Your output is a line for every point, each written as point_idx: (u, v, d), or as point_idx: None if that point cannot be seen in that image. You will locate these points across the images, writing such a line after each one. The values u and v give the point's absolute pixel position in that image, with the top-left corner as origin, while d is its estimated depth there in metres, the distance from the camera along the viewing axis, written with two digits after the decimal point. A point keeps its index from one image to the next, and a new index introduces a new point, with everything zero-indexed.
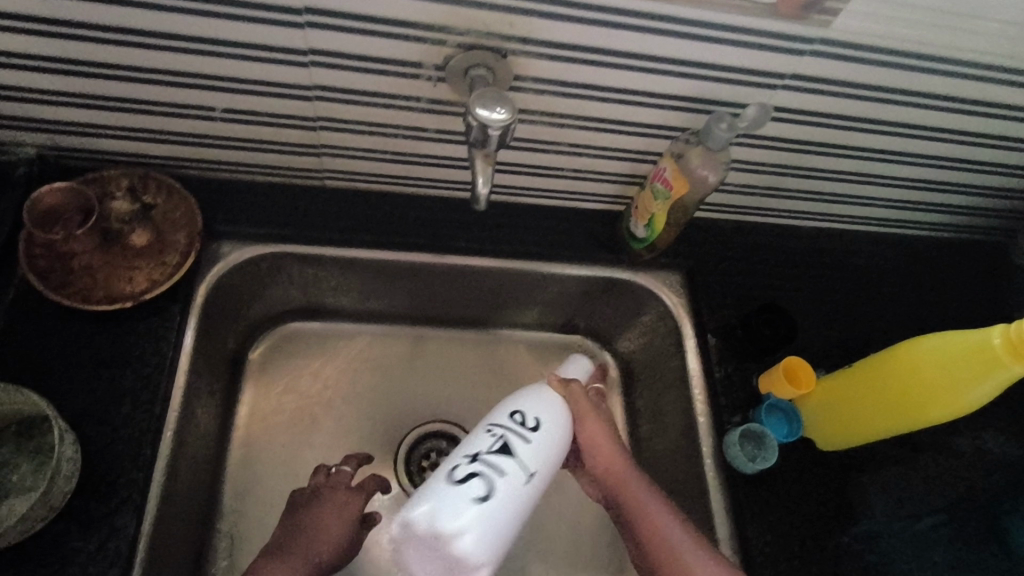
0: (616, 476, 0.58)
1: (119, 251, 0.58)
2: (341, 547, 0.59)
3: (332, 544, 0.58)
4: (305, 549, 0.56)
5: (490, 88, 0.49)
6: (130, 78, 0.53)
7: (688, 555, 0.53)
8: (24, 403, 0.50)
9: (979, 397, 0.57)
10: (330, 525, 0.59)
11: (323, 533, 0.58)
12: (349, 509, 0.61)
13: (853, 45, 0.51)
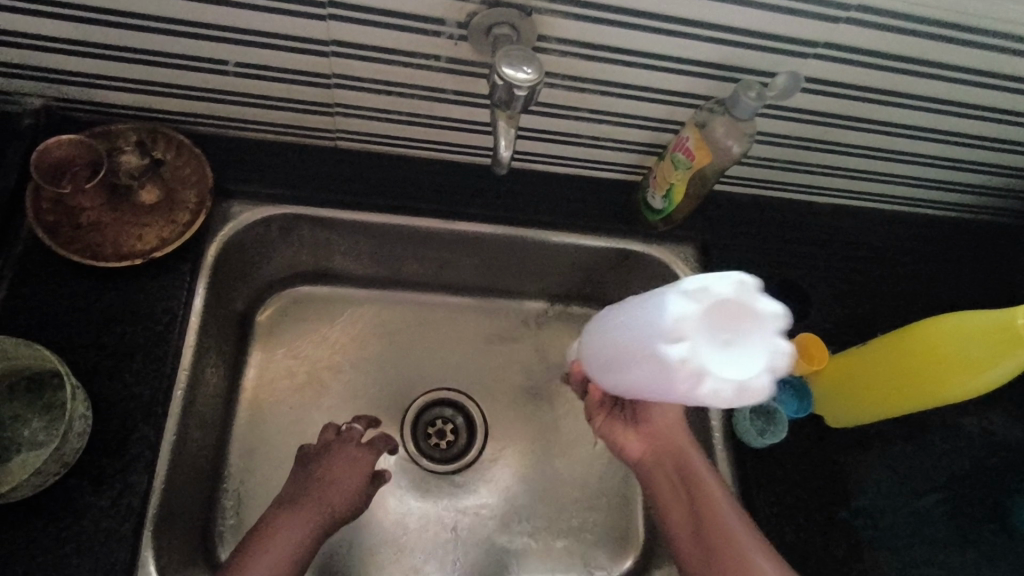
0: (674, 442, 0.58)
1: (129, 207, 0.57)
2: (353, 500, 0.60)
3: (343, 499, 0.59)
4: (315, 505, 0.57)
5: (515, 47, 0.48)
6: (141, 27, 0.51)
7: (742, 541, 0.51)
8: (36, 358, 0.49)
9: (996, 376, 0.56)
10: (339, 481, 0.59)
11: (333, 488, 0.59)
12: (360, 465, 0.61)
13: (891, 13, 0.49)
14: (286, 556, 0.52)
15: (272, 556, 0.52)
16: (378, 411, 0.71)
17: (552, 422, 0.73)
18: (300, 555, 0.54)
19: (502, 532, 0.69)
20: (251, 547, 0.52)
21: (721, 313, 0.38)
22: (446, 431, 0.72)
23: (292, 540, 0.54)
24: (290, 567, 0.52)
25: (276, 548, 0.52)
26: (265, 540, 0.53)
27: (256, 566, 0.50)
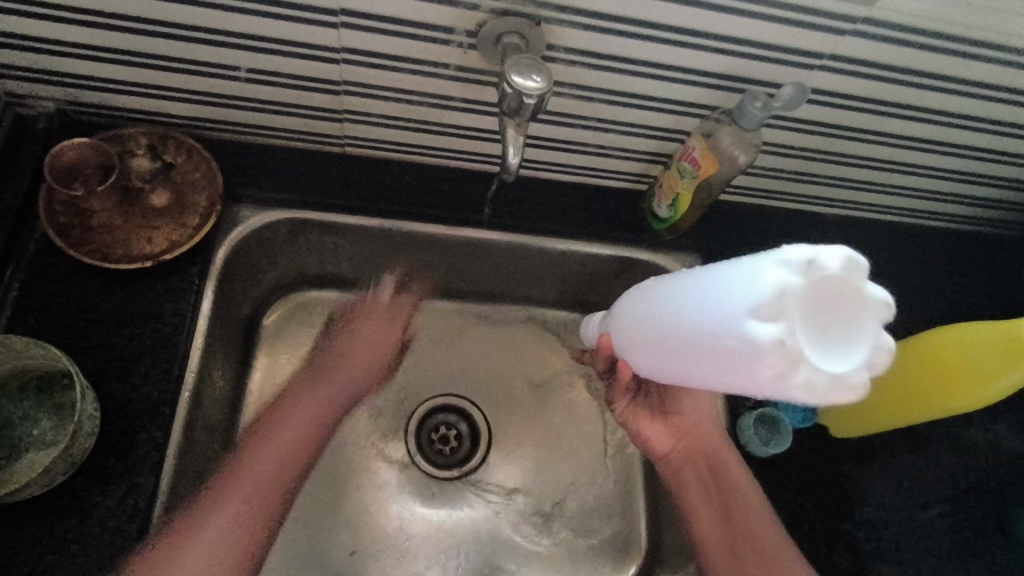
0: (703, 439, 0.59)
1: (140, 210, 0.58)
2: (364, 380, 0.64)
3: (350, 392, 0.63)
4: (323, 389, 0.62)
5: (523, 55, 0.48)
6: (155, 33, 0.52)
7: (773, 545, 0.54)
8: (47, 358, 0.49)
9: (979, 399, 0.57)
10: (347, 370, 0.64)
11: (342, 374, 0.63)
12: (372, 349, 0.65)
13: (898, 25, 0.50)
14: (300, 434, 0.57)
15: (282, 436, 0.57)
16: (383, 416, 0.72)
17: (556, 429, 0.73)
18: (311, 437, 0.58)
19: (505, 538, 0.69)
20: (264, 429, 0.57)
21: (823, 293, 0.35)
22: (450, 437, 0.72)
23: (300, 419, 0.59)
24: (299, 447, 0.57)
25: (290, 429, 0.57)
26: (278, 422, 0.58)
27: (267, 443, 0.56)
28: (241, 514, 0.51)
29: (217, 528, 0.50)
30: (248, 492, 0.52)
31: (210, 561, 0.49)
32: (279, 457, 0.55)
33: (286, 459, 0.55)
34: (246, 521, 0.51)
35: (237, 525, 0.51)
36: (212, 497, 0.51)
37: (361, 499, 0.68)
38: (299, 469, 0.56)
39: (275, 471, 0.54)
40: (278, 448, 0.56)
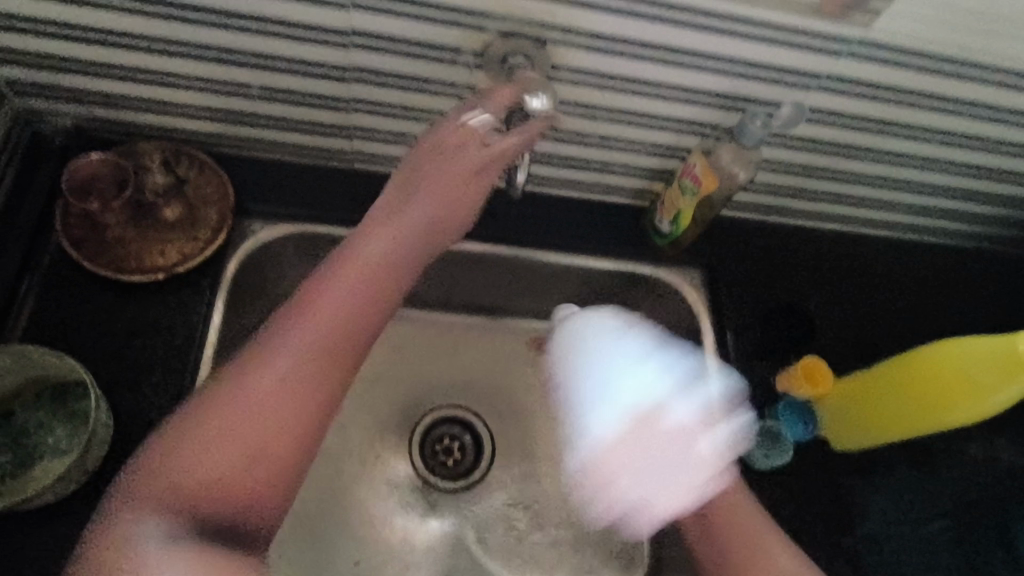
0: None
1: (153, 224, 0.59)
2: (454, 217, 0.51)
3: (421, 243, 0.49)
4: (389, 241, 0.48)
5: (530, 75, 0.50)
6: (173, 52, 0.54)
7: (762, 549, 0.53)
8: (62, 367, 0.51)
9: (979, 414, 0.58)
10: (430, 209, 0.50)
11: (422, 199, 0.50)
12: (466, 156, 0.50)
13: (893, 47, 0.51)
14: (365, 271, 0.47)
15: (343, 288, 0.46)
16: (387, 428, 0.72)
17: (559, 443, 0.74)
18: (375, 299, 0.47)
19: (509, 550, 0.69)
20: (324, 278, 0.46)
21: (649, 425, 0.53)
22: (453, 449, 0.73)
23: (368, 262, 0.47)
24: (375, 285, 0.47)
25: (336, 295, 0.45)
26: (358, 241, 0.48)
27: (326, 289, 0.45)
28: (292, 378, 0.43)
29: (271, 383, 0.42)
30: (299, 358, 0.43)
31: (263, 418, 0.41)
32: (332, 324, 0.45)
33: (354, 307, 0.46)
34: (301, 389, 0.43)
35: (286, 390, 0.42)
36: (263, 353, 0.43)
37: (365, 510, 0.68)
38: (369, 323, 0.46)
39: (341, 308, 0.45)
40: (337, 307, 0.45)
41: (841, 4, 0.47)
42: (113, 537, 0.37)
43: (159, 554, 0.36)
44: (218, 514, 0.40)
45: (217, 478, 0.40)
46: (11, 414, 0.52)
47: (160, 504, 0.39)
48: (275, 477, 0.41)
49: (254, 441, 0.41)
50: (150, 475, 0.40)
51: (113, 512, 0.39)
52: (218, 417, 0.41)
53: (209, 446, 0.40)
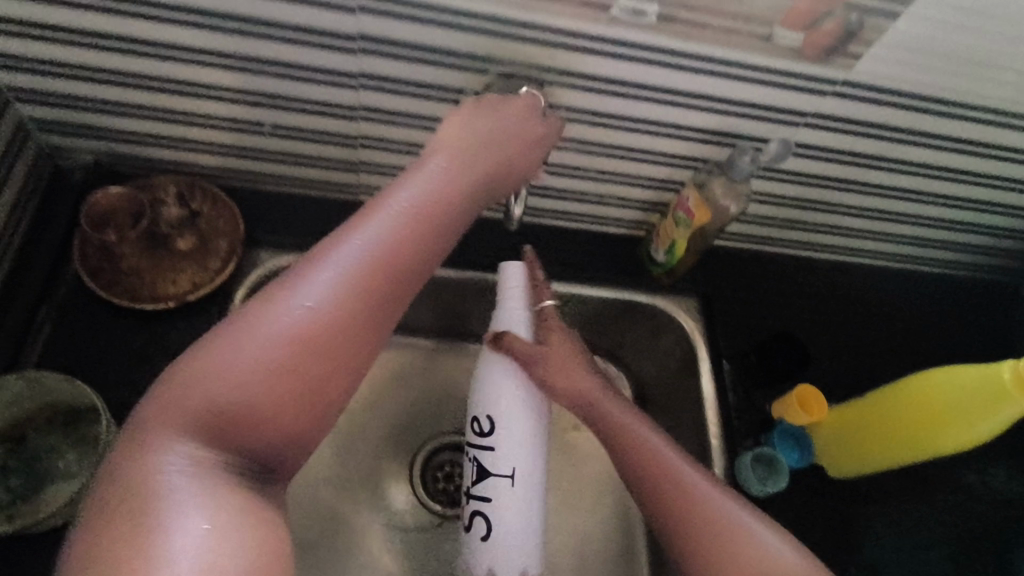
0: (656, 463, 0.52)
1: (166, 254, 0.61)
2: (496, 175, 0.52)
3: (469, 191, 0.50)
4: (441, 186, 0.48)
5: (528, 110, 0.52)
6: (188, 92, 0.56)
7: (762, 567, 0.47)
8: (74, 393, 0.52)
9: (969, 438, 0.59)
10: (480, 160, 0.50)
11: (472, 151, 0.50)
12: (506, 121, 0.51)
13: (874, 87, 0.54)
14: (418, 212, 0.46)
15: (396, 226, 0.45)
16: (389, 453, 0.74)
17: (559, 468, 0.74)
18: (426, 242, 0.46)
19: None
20: (376, 212, 0.45)
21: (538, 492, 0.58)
22: (454, 476, 0.73)
23: (422, 204, 0.47)
24: (429, 227, 0.47)
25: (390, 231, 0.45)
26: (410, 182, 0.48)
27: (381, 224, 0.45)
28: (341, 311, 0.42)
29: (322, 314, 0.42)
30: (350, 294, 0.43)
31: (309, 350, 0.41)
32: (385, 260, 0.44)
33: (407, 246, 0.45)
34: (348, 325, 0.42)
35: (346, 328, 0.43)
36: (313, 281, 0.42)
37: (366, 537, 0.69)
38: (418, 265, 0.46)
39: (394, 247, 0.45)
40: (389, 245, 0.45)
41: (822, 48, 0.50)
42: (146, 450, 0.37)
43: (198, 477, 0.36)
44: (252, 439, 0.40)
45: (255, 405, 0.40)
46: (24, 438, 0.53)
47: (197, 422, 0.38)
48: (307, 410, 0.42)
49: (307, 371, 0.41)
50: (185, 390, 0.39)
51: (144, 426, 0.38)
52: (262, 341, 0.40)
53: (252, 370, 0.40)
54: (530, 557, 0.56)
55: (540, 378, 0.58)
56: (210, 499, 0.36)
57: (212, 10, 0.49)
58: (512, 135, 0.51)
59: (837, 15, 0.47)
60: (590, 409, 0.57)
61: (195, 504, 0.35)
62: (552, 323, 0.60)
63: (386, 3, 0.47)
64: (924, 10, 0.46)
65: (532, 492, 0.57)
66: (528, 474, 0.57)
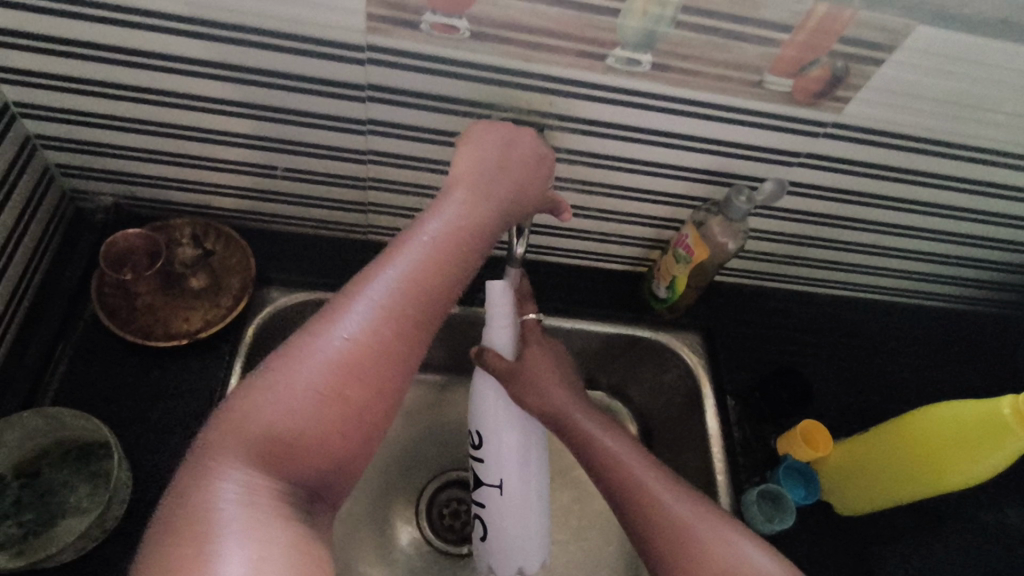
0: (643, 492, 0.49)
1: (180, 292, 0.63)
2: (521, 196, 0.51)
3: (498, 212, 0.49)
4: (471, 207, 0.48)
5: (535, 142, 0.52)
6: (206, 139, 0.59)
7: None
8: (88, 429, 0.54)
9: (974, 477, 0.59)
10: (505, 182, 0.50)
11: (495, 174, 0.50)
12: (519, 146, 0.51)
13: (864, 129, 0.56)
14: (451, 232, 0.45)
15: (432, 249, 0.44)
16: (394, 488, 0.74)
17: (566, 504, 0.74)
18: (460, 260, 0.45)
19: None
20: (412, 238, 0.44)
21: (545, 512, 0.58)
22: (461, 512, 0.73)
23: (455, 225, 0.46)
24: (462, 246, 0.46)
25: (425, 255, 0.44)
26: (442, 207, 0.47)
27: (414, 247, 0.44)
28: (382, 334, 0.41)
29: (362, 339, 0.40)
30: (388, 316, 0.41)
31: (352, 377, 0.39)
32: (421, 281, 0.43)
33: (442, 265, 0.44)
34: (389, 347, 0.41)
35: (389, 351, 0.41)
36: (351, 308, 0.41)
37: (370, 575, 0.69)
38: (454, 283, 0.45)
39: (428, 267, 0.43)
40: (423, 266, 0.43)
41: (811, 93, 0.52)
42: (202, 488, 0.36)
43: (251, 509, 0.35)
44: (303, 471, 0.39)
45: (303, 437, 0.38)
46: (38, 473, 0.54)
47: (249, 457, 0.37)
48: (355, 437, 0.40)
49: (356, 397, 0.40)
50: (235, 426, 0.38)
51: (201, 462, 0.38)
52: (306, 371, 0.39)
53: (299, 401, 0.38)
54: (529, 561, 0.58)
55: (517, 398, 0.56)
56: (258, 530, 0.34)
57: (231, 63, 0.51)
58: (527, 159, 0.52)
59: (823, 63, 0.49)
60: (564, 426, 0.56)
61: (240, 534, 0.34)
62: (531, 337, 0.60)
63: (394, 56, 0.50)
64: (908, 57, 0.49)
65: (528, 504, 0.57)
66: (518, 487, 0.56)
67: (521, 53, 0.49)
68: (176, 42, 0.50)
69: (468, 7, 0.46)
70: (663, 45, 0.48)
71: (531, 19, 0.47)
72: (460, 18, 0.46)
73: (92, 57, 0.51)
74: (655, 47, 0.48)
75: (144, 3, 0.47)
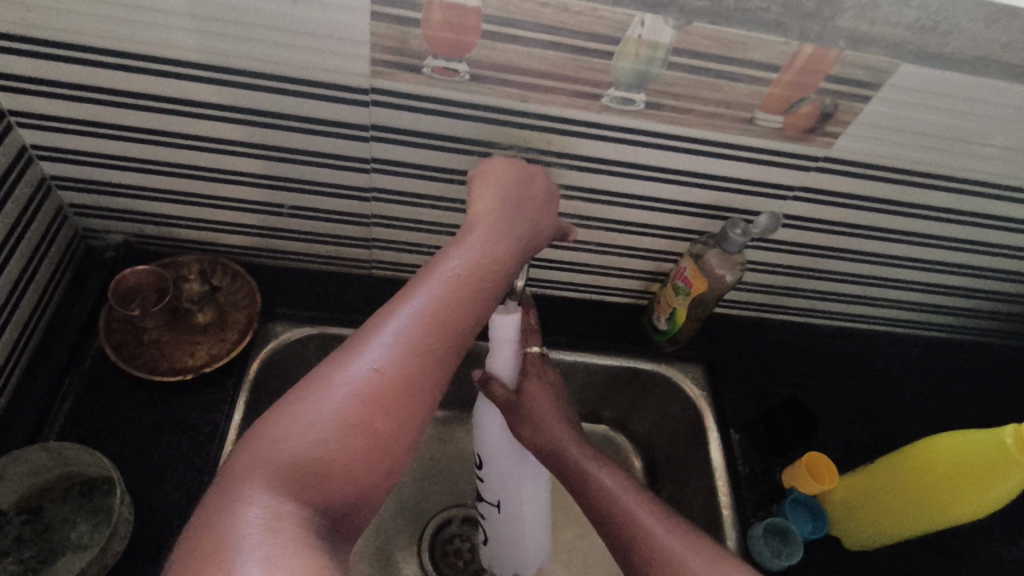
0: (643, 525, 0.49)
1: (186, 327, 0.64)
2: (537, 230, 0.52)
3: (519, 245, 0.49)
4: (494, 239, 0.48)
5: (536, 176, 0.54)
6: (216, 178, 0.61)
7: None
8: (91, 465, 0.54)
9: (980, 508, 0.58)
10: (523, 217, 0.51)
11: (513, 210, 0.51)
12: (532, 186, 0.53)
13: (855, 163, 0.57)
14: (474, 265, 0.45)
15: (456, 282, 0.44)
16: (396, 526, 0.73)
17: (570, 540, 0.74)
18: (484, 293, 0.45)
19: None
20: (435, 272, 0.45)
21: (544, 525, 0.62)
22: (462, 551, 0.72)
23: (480, 258, 0.46)
24: (485, 279, 0.46)
25: (449, 287, 0.44)
26: (465, 240, 0.47)
27: (438, 279, 0.44)
28: (408, 366, 0.41)
29: (387, 371, 0.40)
30: (412, 349, 0.41)
31: (378, 408, 0.39)
32: (446, 313, 0.43)
33: (466, 297, 0.44)
34: (413, 379, 0.41)
35: (414, 383, 0.41)
36: (375, 341, 0.41)
37: None
38: (478, 316, 0.45)
39: (454, 300, 0.43)
40: (449, 298, 0.43)
41: (801, 128, 0.53)
42: (229, 515, 0.35)
43: (279, 532, 0.34)
44: (328, 499, 0.38)
45: (329, 465, 0.38)
46: (39, 509, 0.54)
47: (274, 485, 0.36)
48: (380, 466, 0.40)
49: (380, 428, 0.39)
50: (260, 455, 0.37)
51: (225, 492, 0.36)
52: (332, 401, 0.39)
53: (326, 431, 0.38)
54: (530, 561, 0.64)
55: (514, 430, 0.57)
56: (287, 552, 0.33)
57: (242, 106, 0.53)
58: (538, 196, 0.54)
59: (812, 99, 0.51)
60: (560, 459, 0.56)
61: (264, 558, 0.32)
62: (532, 369, 0.59)
63: (397, 98, 0.52)
64: (894, 94, 0.50)
65: (527, 519, 0.60)
66: (517, 506, 0.59)
67: (520, 95, 0.51)
68: (189, 87, 0.52)
69: (468, 52, 0.48)
70: (656, 84, 0.50)
71: (529, 62, 0.48)
72: (460, 61, 0.48)
73: (110, 102, 0.54)
74: (647, 87, 0.50)
75: (160, 51, 0.49)
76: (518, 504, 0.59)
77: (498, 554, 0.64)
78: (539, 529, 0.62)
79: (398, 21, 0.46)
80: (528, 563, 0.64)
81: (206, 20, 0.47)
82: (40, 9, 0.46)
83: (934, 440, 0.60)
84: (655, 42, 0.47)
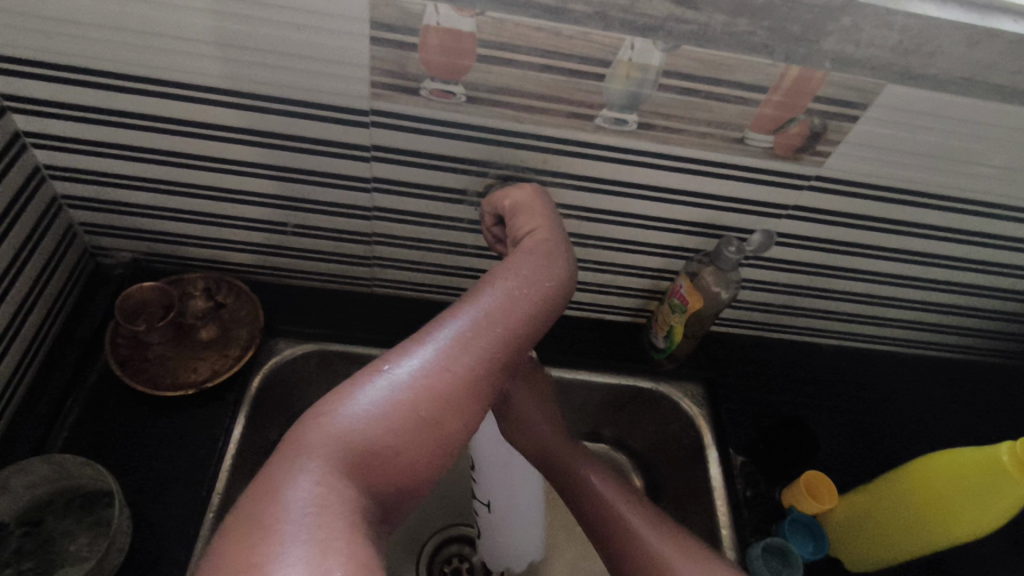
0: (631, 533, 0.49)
1: (190, 342, 0.66)
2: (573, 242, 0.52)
3: (571, 253, 0.49)
4: (552, 249, 0.48)
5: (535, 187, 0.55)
6: (222, 198, 0.63)
7: None
8: (92, 477, 0.55)
9: (986, 526, 0.57)
10: (563, 231, 0.51)
11: (551, 222, 0.51)
12: (552, 205, 0.54)
13: (847, 182, 0.58)
14: (540, 270, 0.45)
15: (524, 285, 0.43)
16: (394, 547, 0.73)
17: (570, 561, 0.73)
18: (552, 295, 0.44)
19: None
20: (502, 277, 0.44)
21: (534, 524, 0.65)
22: (462, 571, 0.72)
23: (545, 264, 0.46)
24: (552, 282, 0.45)
25: (517, 290, 0.43)
26: (524, 250, 0.47)
27: (505, 284, 0.43)
28: (476, 362, 0.38)
29: (458, 363, 0.38)
30: (482, 344, 0.39)
31: (445, 401, 0.37)
32: (516, 312, 0.42)
33: (534, 298, 0.43)
34: (480, 374, 0.38)
35: (482, 379, 0.38)
36: (443, 335, 0.39)
37: None
38: (543, 316, 0.43)
39: (523, 301, 0.43)
40: (513, 298, 0.42)
41: (791, 148, 0.54)
42: (281, 497, 0.31)
43: (332, 514, 0.31)
44: (383, 487, 0.35)
45: (387, 454, 0.35)
46: (40, 521, 0.55)
47: (325, 468, 0.33)
48: (436, 461, 0.37)
49: (442, 420, 0.36)
50: (310, 438, 0.34)
51: (274, 475, 0.33)
52: (399, 387, 0.36)
53: (391, 414, 0.35)
54: (520, 559, 0.68)
55: (508, 434, 0.57)
56: (351, 538, 0.30)
57: (250, 128, 0.55)
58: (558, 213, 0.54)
59: (801, 120, 0.52)
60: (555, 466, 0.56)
61: (317, 540, 0.29)
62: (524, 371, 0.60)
63: (397, 119, 0.54)
64: (881, 114, 0.51)
65: (519, 520, 0.63)
66: (510, 508, 0.61)
67: (515, 116, 0.53)
68: (200, 110, 0.54)
69: (464, 74, 0.49)
70: (646, 105, 0.51)
71: (525, 84, 0.50)
72: (456, 84, 0.50)
73: (123, 123, 0.56)
74: (640, 108, 0.52)
75: (171, 75, 0.51)
76: (511, 512, 0.61)
77: (492, 553, 0.67)
78: (531, 529, 0.65)
79: (398, 46, 0.48)
80: (522, 561, 0.68)
81: (216, 46, 0.49)
82: (59, 37, 0.49)
83: (938, 458, 0.59)
84: (644, 65, 0.48)
